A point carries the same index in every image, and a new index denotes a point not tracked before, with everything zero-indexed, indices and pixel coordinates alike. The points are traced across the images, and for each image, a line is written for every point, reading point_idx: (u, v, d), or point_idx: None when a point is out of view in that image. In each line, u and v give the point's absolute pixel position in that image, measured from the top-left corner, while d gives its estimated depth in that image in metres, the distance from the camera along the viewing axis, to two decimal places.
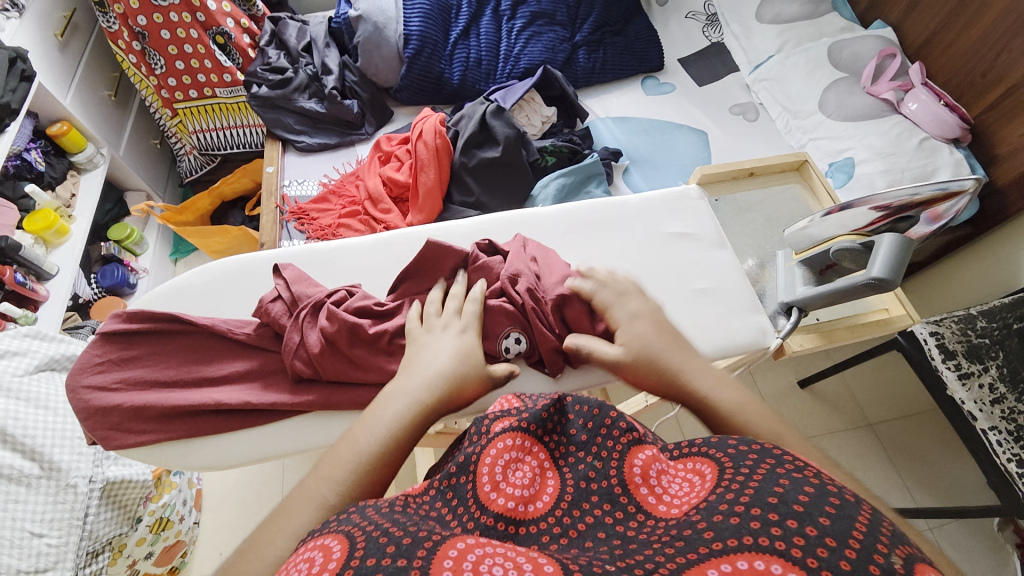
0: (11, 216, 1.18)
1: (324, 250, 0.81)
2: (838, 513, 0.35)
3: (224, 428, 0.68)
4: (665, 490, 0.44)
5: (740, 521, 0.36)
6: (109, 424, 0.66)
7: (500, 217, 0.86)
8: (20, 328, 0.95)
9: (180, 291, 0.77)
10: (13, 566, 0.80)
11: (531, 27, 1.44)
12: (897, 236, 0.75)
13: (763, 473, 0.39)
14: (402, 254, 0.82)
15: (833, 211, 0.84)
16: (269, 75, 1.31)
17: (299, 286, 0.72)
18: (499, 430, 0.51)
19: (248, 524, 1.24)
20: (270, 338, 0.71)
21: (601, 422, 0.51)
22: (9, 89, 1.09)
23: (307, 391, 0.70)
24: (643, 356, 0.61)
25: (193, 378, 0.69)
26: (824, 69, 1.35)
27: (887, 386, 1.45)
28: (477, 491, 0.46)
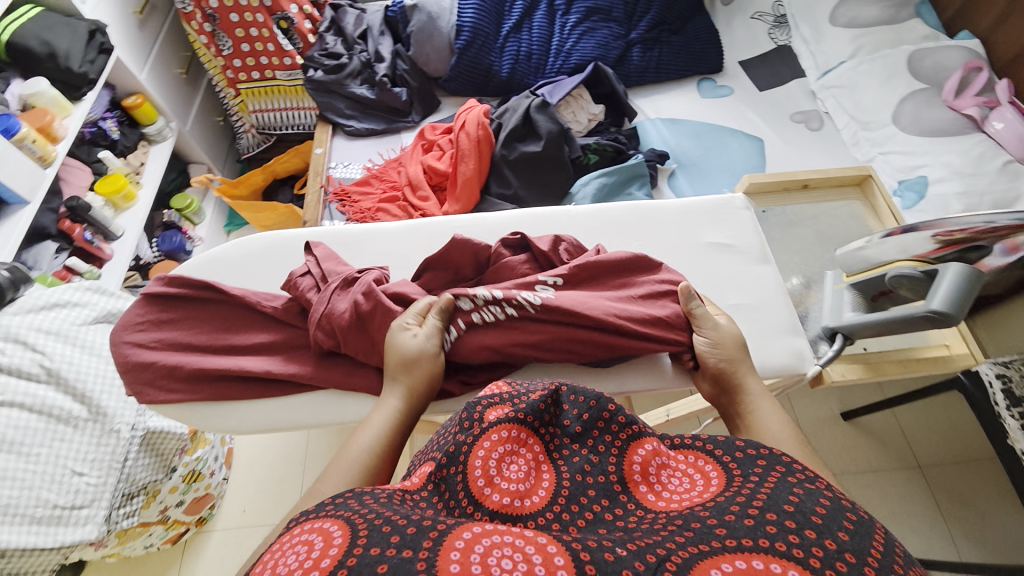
0: (84, 177, 1.28)
1: (355, 232, 0.83)
2: (855, 530, 0.37)
3: (245, 395, 0.71)
4: (663, 486, 0.48)
5: (754, 523, 0.37)
6: (144, 380, 0.70)
7: (531, 214, 0.84)
8: (83, 282, 1.03)
9: (217, 262, 0.80)
10: (52, 500, 0.87)
11: (585, 23, 1.41)
12: (964, 266, 0.68)
13: (776, 481, 0.41)
14: (429, 241, 0.82)
15: (894, 233, 0.77)
16: (324, 60, 1.35)
17: (329, 263, 0.75)
18: (494, 420, 0.51)
19: (271, 486, 1.31)
20: (296, 313, 0.73)
21: (598, 415, 0.52)
22: (90, 60, 1.18)
23: (330, 366, 0.72)
24: (736, 341, 0.69)
25: (224, 344, 0.72)
26: (901, 78, 1.25)
27: (941, 426, 1.33)
28: (471, 486, 0.46)
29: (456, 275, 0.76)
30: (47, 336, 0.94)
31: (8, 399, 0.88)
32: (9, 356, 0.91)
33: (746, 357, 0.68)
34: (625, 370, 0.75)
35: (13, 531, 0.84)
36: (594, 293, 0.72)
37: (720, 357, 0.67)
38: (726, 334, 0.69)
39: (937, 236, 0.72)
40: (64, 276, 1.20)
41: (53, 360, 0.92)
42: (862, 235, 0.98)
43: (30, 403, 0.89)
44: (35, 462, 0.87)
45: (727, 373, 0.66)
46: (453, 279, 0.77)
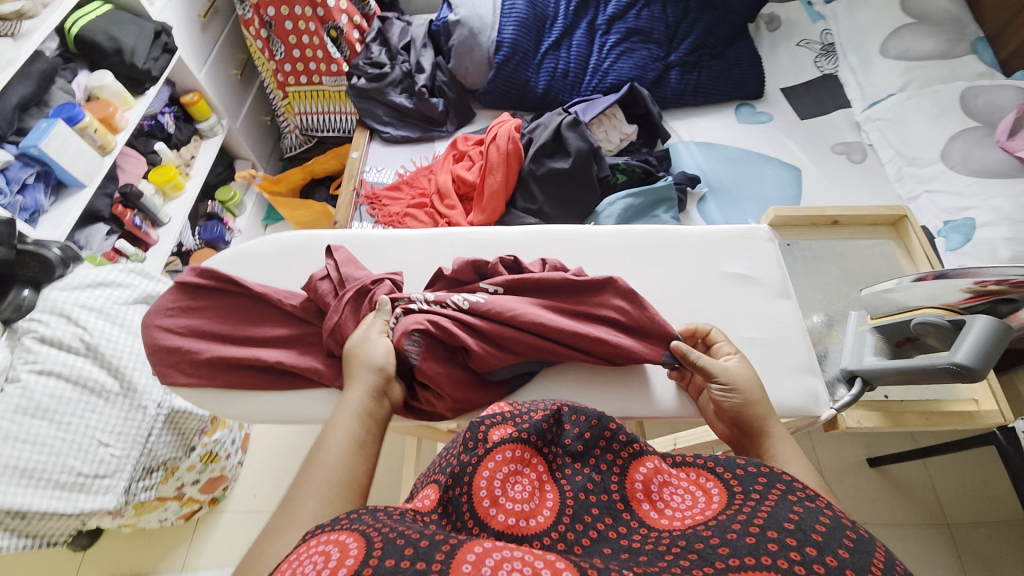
0: (139, 166, 1.37)
1: (377, 237, 0.85)
2: (856, 547, 0.38)
3: (258, 385, 0.74)
4: (666, 503, 0.48)
5: (756, 541, 0.39)
6: (167, 362, 0.73)
7: (548, 231, 0.85)
8: (129, 265, 1.10)
9: (245, 256, 0.84)
10: (77, 468, 0.92)
11: (624, 43, 1.42)
12: (994, 319, 0.64)
13: (777, 500, 0.43)
14: (448, 251, 0.84)
15: (926, 278, 0.73)
16: (368, 68, 1.41)
17: (348, 268, 0.77)
18: (498, 440, 0.51)
19: (283, 477, 1.37)
20: (313, 312, 0.76)
21: (599, 434, 0.53)
22: (154, 57, 1.27)
23: (337, 367, 0.73)
24: (754, 381, 0.65)
25: (243, 335, 0.75)
26: (952, 115, 1.20)
27: (976, 485, 1.24)
28: (476, 506, 0.47)
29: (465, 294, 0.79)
30: (88, 311, 1.01)
31: (47, 368, 0.94)
32: (53, 329, 0.97)
33: (766, 398, 0.64)
34: (630, 398, 0.75)
35: (37, 493, 0.89)
36: (527, 300, 0.73)
37: (738, 403, 0.63)
38: (741, 379, 0.65)
39: (969, 285, 0.69)
40: (111, 257, 1.28)
41: (93, 335, 0.98)
42: (893, 276, 0.94)
43: (67, 374, 0.95)
44: (66, 430, 0.93)
45: (745, 417, 0.62)
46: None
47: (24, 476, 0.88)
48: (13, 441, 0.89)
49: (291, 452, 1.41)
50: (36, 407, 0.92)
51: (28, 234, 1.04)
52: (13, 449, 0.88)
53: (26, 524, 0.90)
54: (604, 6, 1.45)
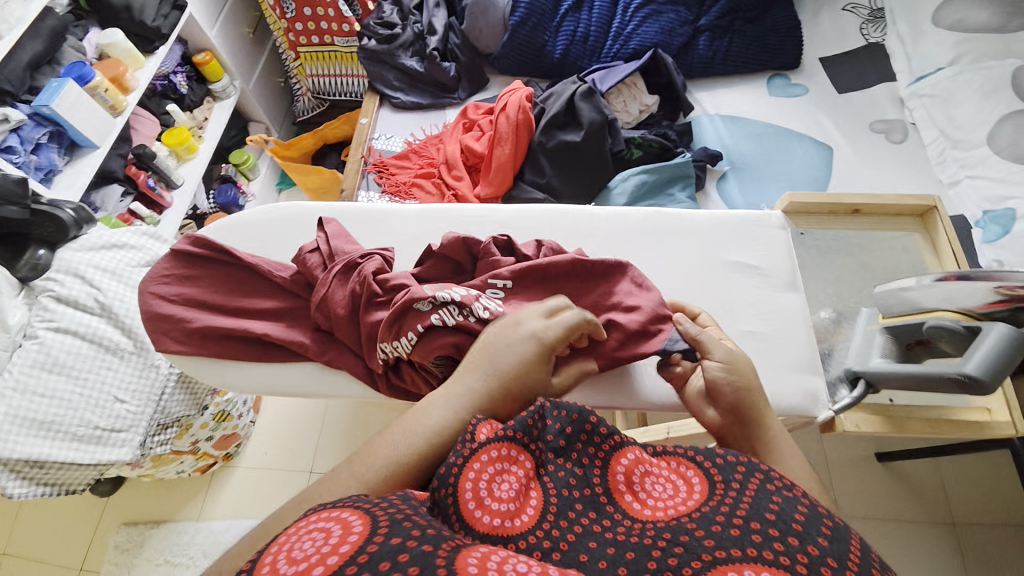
0: (152, 128, 1.38)
1: (371, 211, 0.84)
2: (834, 535, 0.38)
3: (248, 357, 0.75)
4: (647, 494, 0.48)
5: (740, 534, 0.39)
6: (161, 330, 0.74)
7: (548, 210, 0.82)
8: (141, 227, 1.12)
9: (240, 226, 0.83)
10: (95, 421, 0.97)
11: (650, 5, 1.32)
12: (1009, 329, 0.60)
13: (756, 489, 0.43)
14: (441, 228, 0.82)
15: (947, 279, 0.67)
16: (379, 29, 1.35)
17: (337, 241, 0.76)
18: (483, 440, 0.50)
19: (293, 439, 1.44)
20: (302, 285, 0.76)
21: (580, 428, 0.52)
22: (163, 15, 1.26)
23: (321, 341, 0.74)
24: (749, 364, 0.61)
25: (234, 307, 0.76)
26: (1004, 94, 1.09)
27: (989, 485, 1.20)
28: (461, 509, 0.45)
29: (457, 269, 0.76)
30: (102, 272, 1.04)
31: (63, 326, 0.98)
32: (69, 288, 1.01)
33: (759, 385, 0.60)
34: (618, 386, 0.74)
35: (56, 445, 0.94)
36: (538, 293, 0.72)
37: (738, 385, 0.58)
38: (741, 362, 0.60)
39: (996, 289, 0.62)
40: (126, 219, 1.30)
41: (107, 296, 1.02)
42: (913, 273, 0.88)
43: (82, 332, 0.99)
44: (83, 385, 0.98)
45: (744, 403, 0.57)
46: (453, 273, 0.76)
47: (42, 428, 0.93)
48: (31, 395, 0.94)
49: (301, 416, 1.47)
50: (53, 362, 0.96)
51: (44, 195, 1.07)
52: (31, 402, 0.93)
53: (45, 473, 0.95)
54: None
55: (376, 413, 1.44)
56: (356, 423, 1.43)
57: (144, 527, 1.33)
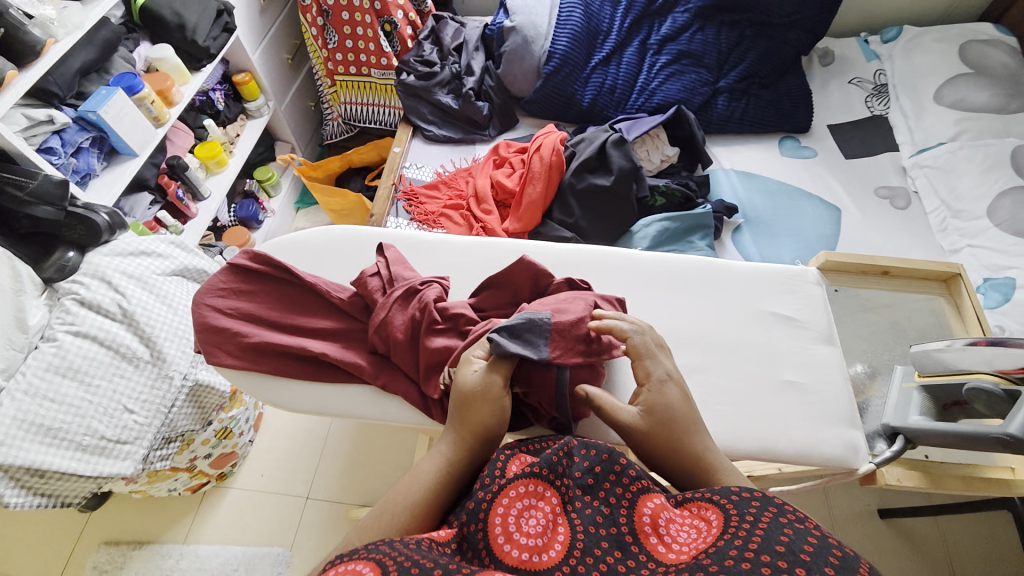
0: (185, 140, 1.40)
1: (424, 241, 0.86)
2: (842, 564, 0.42)
3: (299, 375, 0.75)
4: (672, 539, 0.50)
5: (750, 566, 0.42)
6: (216, 343, 0.74)
7: (598, 250, 0.85)
8: (167, 236, 1.13)
9: (295, 245, 0.85)
10: (100, 431, 0.95)
11: (673, 65, 1.41)
12: None
13: (769, 522, 0.46)
14: (493, 260, 0.85)
15: (979, 343, 0.73)
16: (418, 66, 1.42)
17: (397, 267, 0.79)
18: (511, 477, 0.55)
19: (290, 460, 1.40)
20: (360, 308, 0.77)
21: (609, 468, 0.58)
22: (213, 37, 1.31)
23: (376, 364, 0.75)
24: (659, 419, 0.63)
25: (292, 324, 0.77)
26: (1003, 170, 1.21)
27: (990, 546, 1.21)
28: (491, 543, 0.50)
29: (512, 297, 0.77)
30: (127, 278, 1.03)
31: (83, 330, 0.97)
32: (93, 292, 1.00)
33: (680, 424, 0.63)
34: None
35: (58, 454, 0.91)
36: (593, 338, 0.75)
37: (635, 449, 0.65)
38: (644, 421, 0.64)
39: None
40: (152, 226, 1.31)
41: (130, 303, 1.01)
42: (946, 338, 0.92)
43: (101, 338, 0.98)
44: (93, 393, 0.95)
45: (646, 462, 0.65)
46: (508, 302, 0.77)
47: (47, 435, 0.90)
48: (40, 399, 0.91)
49: (302, 436, 1.44)
50: (67, 367, 0.94)
51: (79, 197, 1.07)
52: (39, 407, 0.91)
53: (44, 483, 0.91)
54: (658, 25, 1.45)
55: (379, 437, 1.42)
56: (359, 444, 1.41)
57: (126, 547, 1.27)
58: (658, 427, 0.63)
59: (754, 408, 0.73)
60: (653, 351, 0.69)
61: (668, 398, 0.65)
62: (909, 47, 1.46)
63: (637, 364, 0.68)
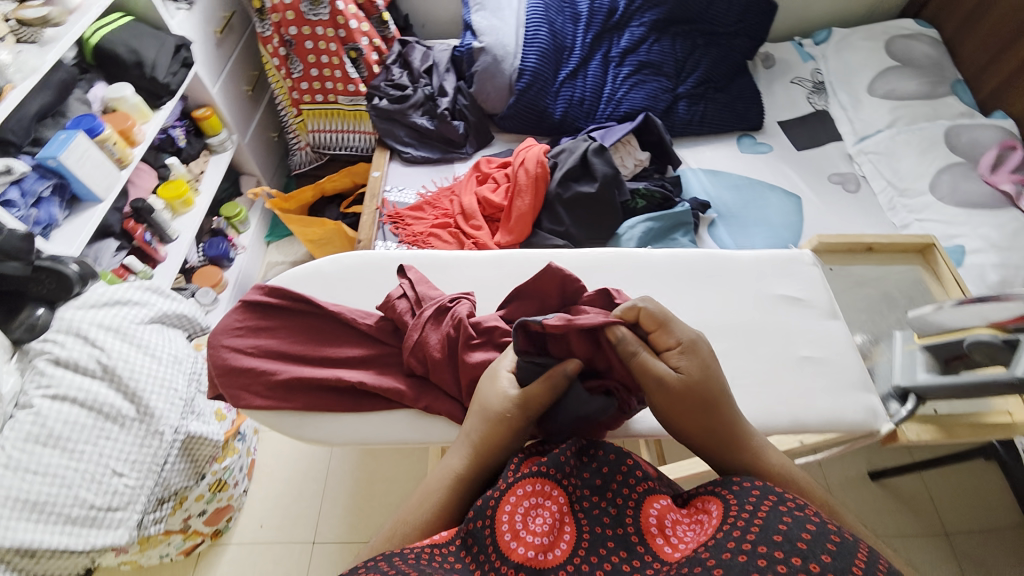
0: (149, 181, 1.34)
1: (442, 258, 0.89)
2: (838, 550, 0.43)
3: (330, 408, 0.76)
4: (678, 538, 0.51)
5: (747, 558, 0.43)
6: (239, 385, 0.76)
7: (613, 252, 0.88)
8: (143, 282, 1.06)
9: (311, 276, 0.86)
10: (89, 500, 0.87)
11: (636, 75, 1.49)
12: None
13: (766, 510, 0.47)
14: (513, 272, 0.87)
15: (967, 302, 0.79)
16: (390, 90, 1.43)
17: (422, 287, 0.81)
18: (518, 476, 0.57)
19: (289, 503, 1.33)
20: (388, 331, 0.79)
21: (617, 469, 0.58)
22: (172, 72, 1.26)
23: (413, 385, 0.76)
24: (694, 386, 0.64)
25: (317, 356, 0.78)
26: (939, 150, 1.34)
27: (970, 492, 1.31)
28: (498, 540, 0.51)
29: (541, 306, 0.78)
30: (104, 330, 0.96)
31: (61, 392, 0.89)
32: (69, 350, 0.92)
33: (711, 386, 0.64)
34: None
35: (47, 530, 0.83)
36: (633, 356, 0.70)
37: (664, 408, 0.65)
38: (678, 386, 0.64)
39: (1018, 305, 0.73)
40: (120, 274, 1.24)
41: (110, 357, 0.93)
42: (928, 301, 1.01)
43: (82, 399, 0.90)
44: (77, 459, 0.88)
45: (668, 419, 0.66)
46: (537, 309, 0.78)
47: (34, 511, 0.83)
48: (22, 473, 0.83)
49: (299, 477, 1.37)
50: (48, 435, 0.86)
51: (42, 249, 1.00)
52: (23, 481, 0.83)
53: (33, 563, 0.84)
54: (617, 39, 1.52)
55: (382, 466, 1.38)
56: (362, 477, 1.35)
57: None
58: (693, 392, 0.63)
59: (771, 386, 0.77)
60: (671, 315, 0.68)
61: (698, 361, 0.65)
62: (840, 46, 1.61)
63: (661, 334, 0.67)
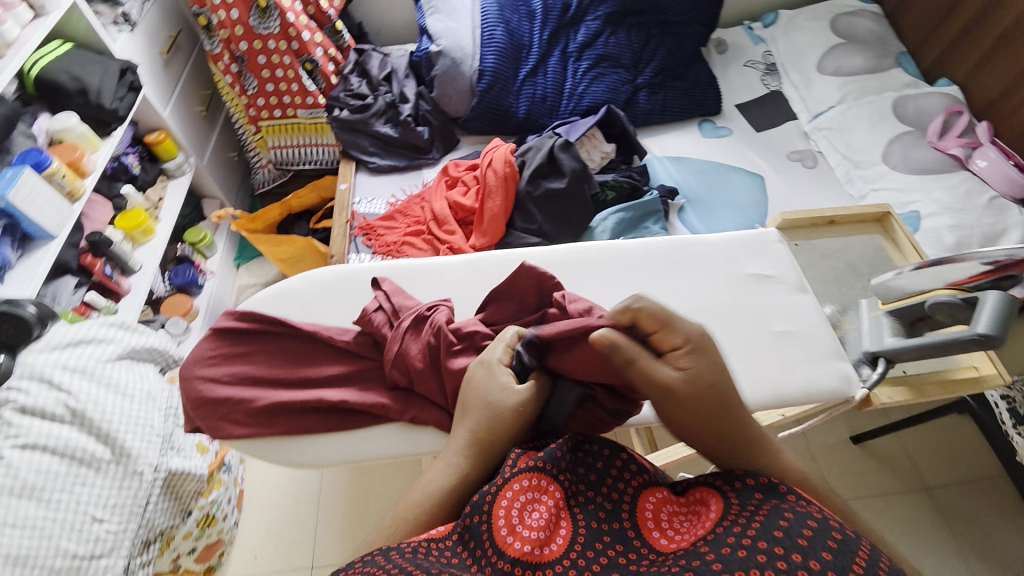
0: (105, 212, 1.28)
1: (417, 266, 0.88)
2: (838, 548, 0.43)
3: (315, 430, 0.74)
4: (674, 530, 0.52)
5: (747, 553, 0.43)
6: (218, 415, 0.74)
7: (586, 246, 0.89)
8: (107, 318, 1.01)
9: (283, 296, 0.84)
10: (72, 549, 0.84)
11: (595, 69, 1.51)
12: (1002, 293, 0.74)
13: (769, 509, 0.47)
14: (489, 274, 0.87)
15: (924, 266, 0.85)
16: (350, 100, 1.41)
17: (398, 298, 0.80)
18: (515, 471, 0.57)
19: (283, 530, 1.30)
20: (368, 345, 0.78)
21: (612, 464, 0.59)
22: (119, 97, 1.21)
23: (398, 398, 0.76)
24: (702, 388, 0.61)
25: (296, 378, 0.76)
26: (889, 121, 1.40)
27: (944, 446, 1.38)
28: (494, 535, 0.51)
29: (520, 305, 0.79)
30: (70, 373, 0.92)
31: (30, 441, 0.85)
32: (34, 397, 0.88)
33: (718, 387, 0.62)
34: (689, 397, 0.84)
35: None
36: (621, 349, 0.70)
37: (671, 412, 0.62)
38: (684, 390, 0.61)
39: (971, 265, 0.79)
40: (82, 311, 1.19)
41: (79, 400, 0.89)
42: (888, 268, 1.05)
43: (54, 446, 0.86)
44: (55, 509, 0.84)
45: (680, 426, 0.63)
46: (517, 310, 0.79)
47: (17, 565, 0.79)
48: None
49: (291, 502, 1.34)
50: (22, 486, 0.82)
51: None
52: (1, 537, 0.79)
53: None
54: (574, 34, 1.54)
55: (376, 482, 1.35)
56: (356, 495, 1.33)
57: None
58: (700, 393, 0.61)
59: (750, 363, 0.79)
60: (671, 313, 0.65)
61: (702, 360, 0.63)
62: (787, 28, 1.66)
63: (664, 334, 0.64)
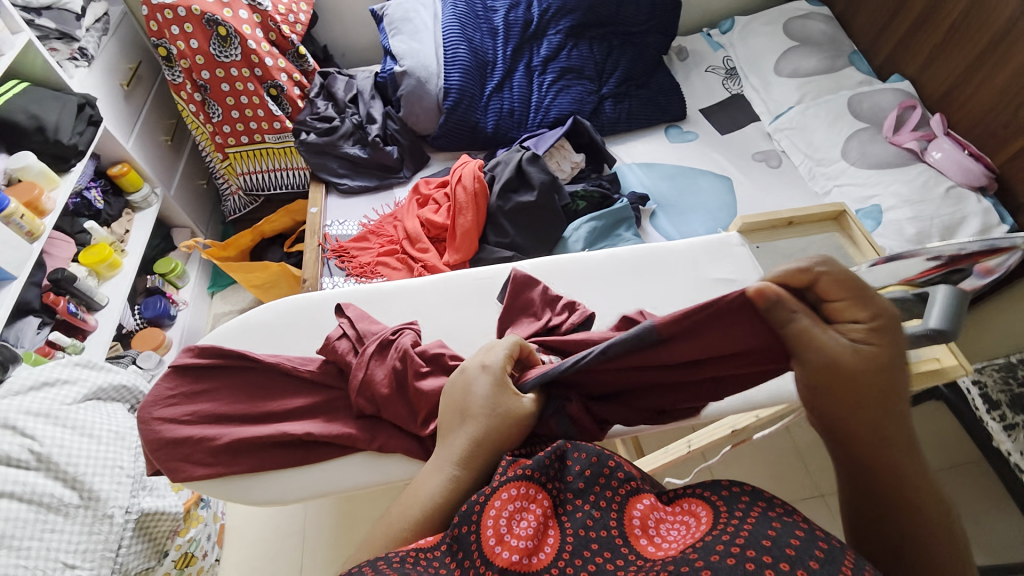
0: (67, 250, 1.25)
1: (385, 289, 0.88)
2: (827, 557, 0.42)
3: (285, 464, 0.73)
4: (661, 537, 0.51)
5: (735, 561, 0.43)
6: (180, 456, 0.72)
7: (548, 261, 0.90)
8: (71, 357, 0.99)
9: (248, 328, 0.83)
10: None
11: (560, 81, 1.53)
12: (952, 289, 0.72)
13: (757, 516, 0.46)
14: (458, 294, 0.88)
15: (880, 262, 0.84)
16: (317, 123, 1.41)
17: (363, 324, 0.79)
18: (503, 479, 0.56)
19: (269, 565, 1.26)
20: (334, 373, 0.77)
21: (599, 471, 0.57)
22: (78, 132, 1.19)
23: (366, 426, 0.74)
24: (879, 369, 0.50)
25: (262, 412, 0.75)
26: (846, 119, 1.44)
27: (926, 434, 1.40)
28: (483, 545, 0.51)
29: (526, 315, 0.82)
30: (34, 418, 0.89)
31: None
32: None
33: (892, 373, 0.51)
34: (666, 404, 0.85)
35: None
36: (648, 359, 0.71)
37: (824, 386, 0.51)
38: (854, 366, 0.50)
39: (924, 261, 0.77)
40: (46, 352, 1.15)
41: (43, 445, 0.87)
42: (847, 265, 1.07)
43: (20, 493, 0.83)
44: (26, 558, 0.81)
45: (822, 403, 0.51)
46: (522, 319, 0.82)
47: None
48: None
49: (277, 535, 1.30)
50: None
51: None
52: None
53: None
54: (538, 48, 1.56)
55: (364, 509, 1.32)
56: (343, 524, 1.30)
57: None
58: (874, 374, 0.50)
59: None
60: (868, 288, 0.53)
61: (888, 345, 0.51)
62: (744, 33, 1.71)
63: (847, 307, 0.53)
